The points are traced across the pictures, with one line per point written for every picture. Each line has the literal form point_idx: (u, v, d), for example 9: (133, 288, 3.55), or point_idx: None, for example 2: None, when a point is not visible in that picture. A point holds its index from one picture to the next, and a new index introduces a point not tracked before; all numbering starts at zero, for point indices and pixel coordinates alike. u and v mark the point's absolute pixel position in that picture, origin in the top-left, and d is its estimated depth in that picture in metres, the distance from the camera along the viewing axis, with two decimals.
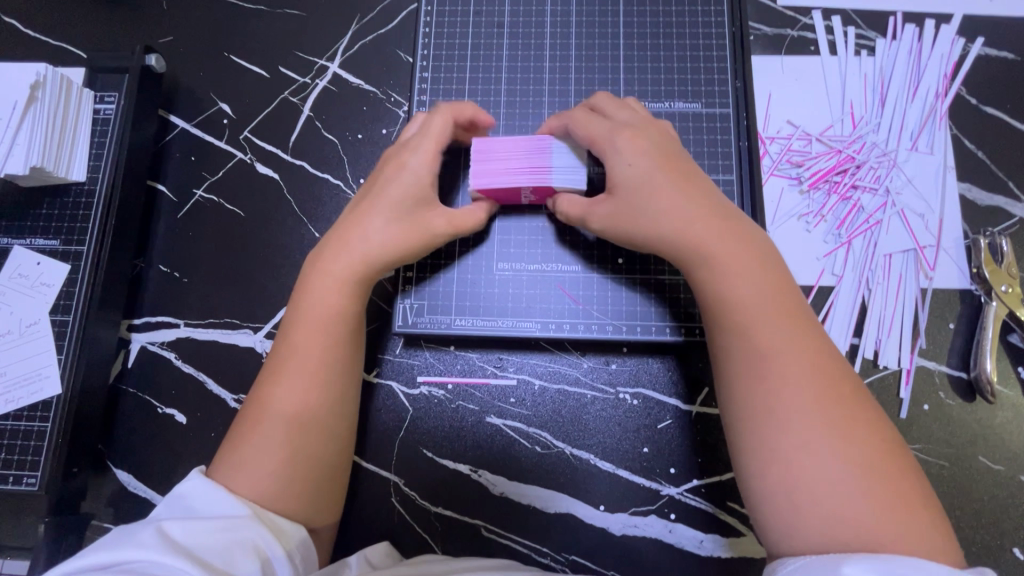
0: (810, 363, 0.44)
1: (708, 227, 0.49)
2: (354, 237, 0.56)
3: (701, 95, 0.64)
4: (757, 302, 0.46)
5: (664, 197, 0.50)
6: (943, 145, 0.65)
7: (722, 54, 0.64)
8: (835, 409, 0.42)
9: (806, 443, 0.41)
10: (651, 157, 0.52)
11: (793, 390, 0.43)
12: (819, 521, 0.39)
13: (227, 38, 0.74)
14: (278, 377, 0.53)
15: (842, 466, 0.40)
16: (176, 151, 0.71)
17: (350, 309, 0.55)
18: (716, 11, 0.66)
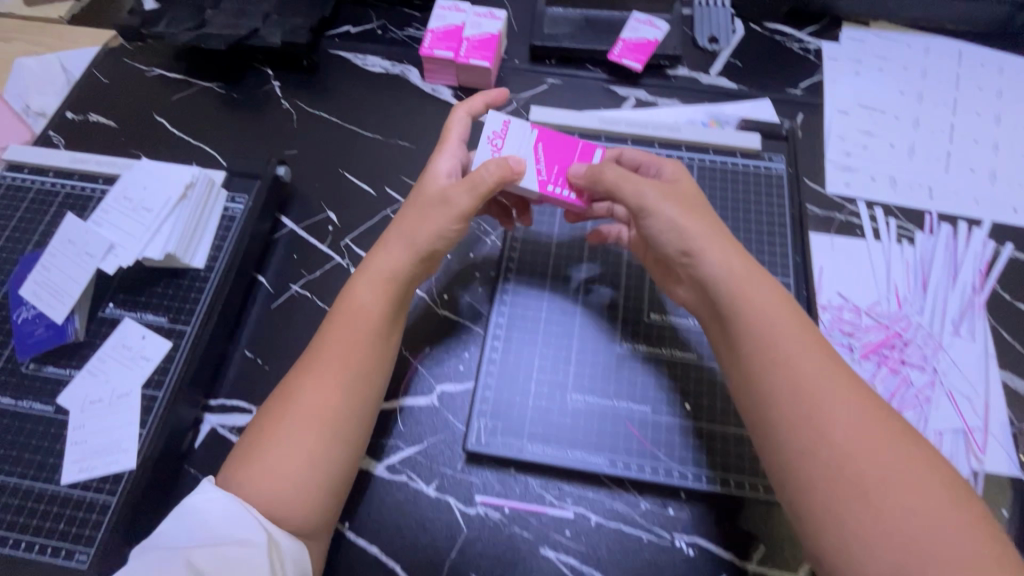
0: (862, 417, 0.49)
1: (760, 287, 0.56)
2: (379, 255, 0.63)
3: (764, 263, 0.71)
4: (823, 365, 0.51)
5: (721, 257, 0.57)
6: (983, 334, 0.71)
7: (782, 228, 0.73)
8: (907, 463, 0.47)
9: (878, 478, 0.46)
10: (730, 255, 0.58)
11: (864, 443, 0.48)
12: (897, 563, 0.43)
13: (344, 158, 0.86)
14: (309, 376, 0.58)
15: (912, 526, 0.44)
16: (281, 248, 0.79)
17: (377, 311, 0.61)
18: (778, 192, 0.75)
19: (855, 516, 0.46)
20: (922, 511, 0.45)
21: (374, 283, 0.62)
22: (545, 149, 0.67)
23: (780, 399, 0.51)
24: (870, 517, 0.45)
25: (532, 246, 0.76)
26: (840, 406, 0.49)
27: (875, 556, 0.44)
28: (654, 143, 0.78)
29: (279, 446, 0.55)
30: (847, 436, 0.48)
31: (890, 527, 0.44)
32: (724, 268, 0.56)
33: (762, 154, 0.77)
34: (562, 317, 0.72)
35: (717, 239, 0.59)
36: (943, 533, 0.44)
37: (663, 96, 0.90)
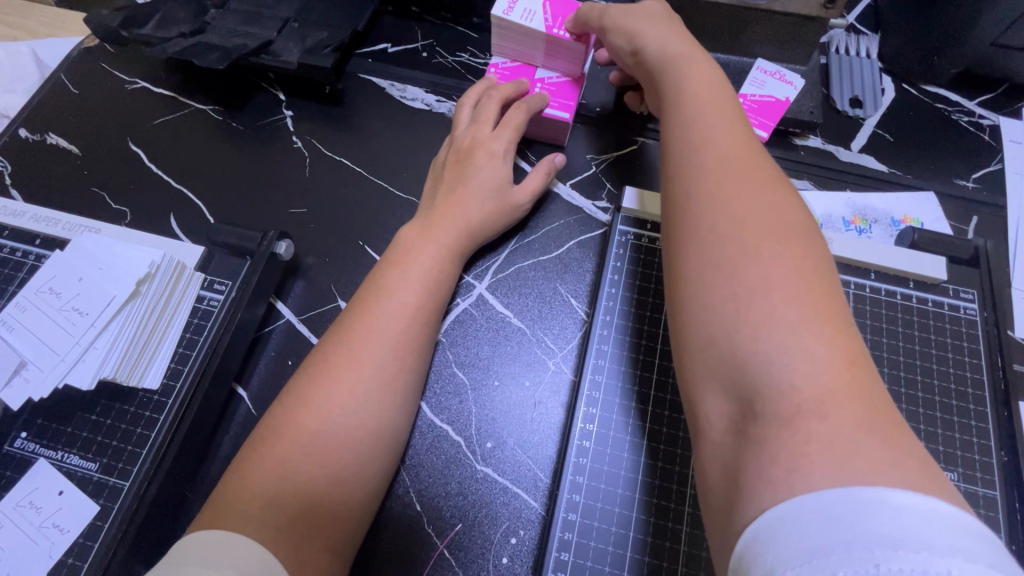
0: (775, 244, 0.37)
1: (710, 98, 0.49)
2: (427, 244, 0.57)
3: (956, 461, 0.48)
4: (753, 189, 0.41)
5: (683, 72, 0.52)
6: None
7: (982, 406, 0.50)
8: (793, 294, 0.34)
9: (766, 314, 0.34)
10: (692, 53, 0.53)
11: (748, 247, 0.37)
12: (790, 362, 0.32)
13: (365, 224, 0.65)
14: (373, 315, 0.52)
15: (739, 348, 0.34)
16: (272, 348, 0.58)
17: (447, 263, 0.57)
18: (971, 348, 0.53)
19: (709, 281, 0.38)
20: (782, 338, 0.33)
21: (424, 268, 0.55)
22: (554, 7, 0.63)
23: (682, 221, 0.42)
24: (709, 325, 0.36)
25: (622, 388, 0.54)
26: (753, 241, 0.37)
27: (709, 385, 0.36)
28: None
29: (322, 404, 0.47)
30: (736, 233, 0.38)
31: (733, 355, 0.34)
32: (674, 85, 0.51)
33: (944, 286, 0.55)
34: (664, 509, 0.49)
35: (699, 63, 0.52)
36: (791, 379, 0.32)
37: (790, 172, 0.68)
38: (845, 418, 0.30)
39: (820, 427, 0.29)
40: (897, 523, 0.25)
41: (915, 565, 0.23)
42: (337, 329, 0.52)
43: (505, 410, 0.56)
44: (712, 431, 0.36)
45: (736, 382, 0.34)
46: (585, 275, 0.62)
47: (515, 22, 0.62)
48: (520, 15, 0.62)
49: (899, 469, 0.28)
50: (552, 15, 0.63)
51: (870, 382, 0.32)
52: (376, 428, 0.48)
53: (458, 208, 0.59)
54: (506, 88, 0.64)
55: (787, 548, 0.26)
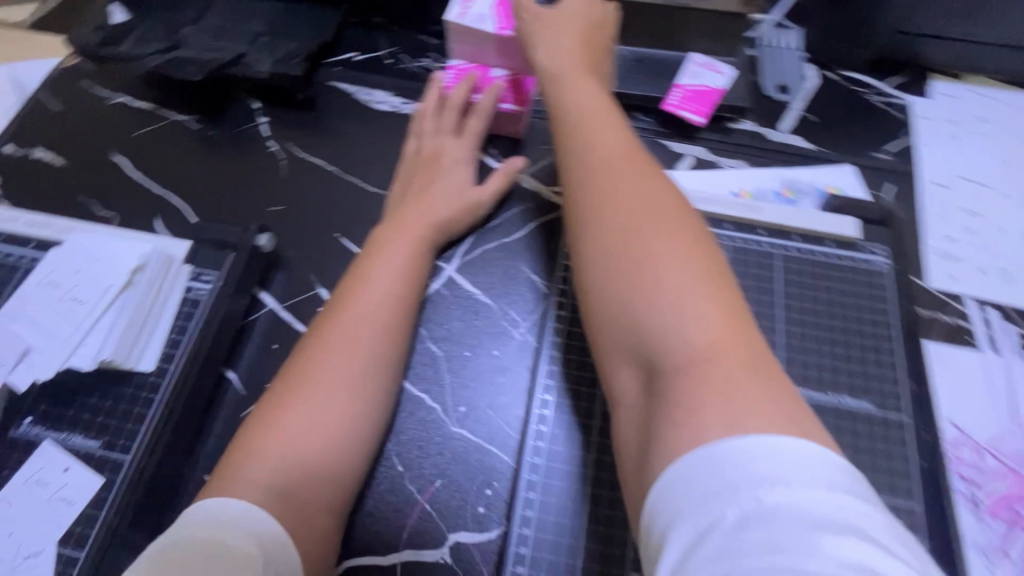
0: (666, 230, 0.44)
1: (596, 112, 0.56)
2: (393, 242, 0.62)
3: (871, 392, 0.55)
4: (641, 185, 0.48)
5: (576, 89, 0.59)
6: None
7: (893, 344, 0.57)
8: (682, 270, 0.41)
9: (663, 288, 0.40)
10: (580, 71, 0.61)
11: (640, 235, 0.44)
12: (681, 326, 0.39)
13: (340, 218, 0.70)
14: (353, 299, 0.57)
15: (644, 323, 0.40)
16: (258, 334, 0.63)
17: (421, 248, 0.63)
18: (883, 295, 0.60)
19: (614, 270, 0.44)
20: (677, 306, 0.39)
21: (392, 264, 0.60)
22: (504, 11, 0.70)
23: (589, 219, 0.48)
24: (621, 311, 0.43)
25: (578, 348, 0.61)
26: (650, 229, 0.44)
27: (629, 360, 0.42)
28: (727, 223, 0.63)
29: (314, 379, 0.52)
30: (632, 225, 0.45)
31: (641, 327, 0.41)
32: (571, 98, 0.58)
33: (859, 243, 0.62)
34: (617, 451, 0.56)
35: (580, 76, 0.60)
36: (684, 341, 0.38)
37: (726, 154, 0.75)
38: (729, 361, 0.37)
39: (713, 375, 0.36)
40: (771, 464, 0.31)
41: (788, 497, 0.29)
42: (314, 328, 0.57)
43: (476, 377, 0.61)
44: (635, 394, 0.42)
45: (646, 353, 0.40)
46: (544, 252, 0.68)
47: (469, 26, 0.68)
48: (474, 20, 0.69)
49: (766, 396, 0.35)
50: (503, 18, 0.69)
51: (744, 330, 0.39)
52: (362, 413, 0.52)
53: (423, 210, 0.65)
54: (459, 95, 0.71)
55: (692, 498, 0.32)
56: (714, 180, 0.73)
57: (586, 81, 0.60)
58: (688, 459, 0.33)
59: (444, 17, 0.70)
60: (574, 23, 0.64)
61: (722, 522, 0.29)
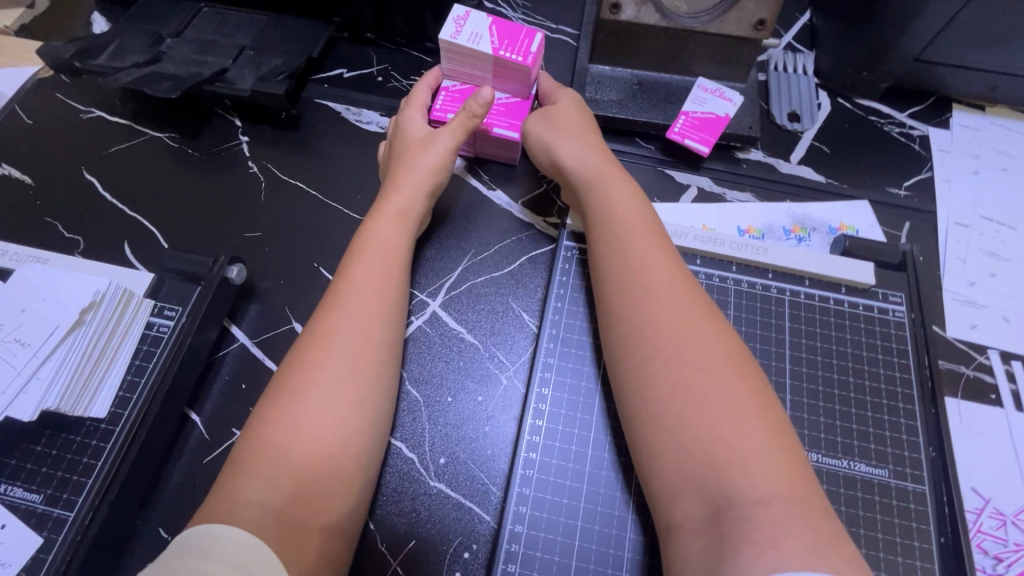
0: (719, 362, 0.42)
1: (630, 211, 0.53)
2: (372, 257, 0.55)
3: (888, 458, 0.50)
4: (690, 305, 0.45)
5: (606, 181, 0.56)
6: None
7: (910, 404, 0.53)
8: (734, 399, 0.40)
9: (725, 434, 0.38)
10: (608, 162, 0.59)
11: (701, 357, 0.42)
12: (747, 476, 0.36)
13: (320, 246, 0.66)
14: (337, 320, 0.50)
15: (708, 454, 0.38)
16: (226, 372, 0.58)
17: (400, 257, 0.57)
18: (899, 349, 0.55)
19: (669, 407, 0.41)
20: (735, 441, 0.38)
21: (374, 283, 0.53)
22: (501, 30, 0.66)
23: (633, 343, 0.45)
24: (673, 437, 0.40)
25: (569, 399, 0.56)
26: (703, 365, 0.42)
27: (679, 485, 0.39)
28: (732, 265, 0.59)
29: (297, 413, 0.45)
30: (685, 356, 0.42)
31: (703, 471, 0.38)
32: (601, 186, 0.56)
33: (874, 290, 0.58)
34: (608, 517, 0.51)
35: (610, 165, 0.58)
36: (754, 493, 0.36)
37: (732, 186, 0.71)
38: (792, 510, 0.35)
39: (781, 526, 0.34)
40: None
41: None
42: (282, 370, 0.49)
43: (459, 426, 0.57)
44: (685, 522, 0.38)
45: (702, 483, 0.38)
46: (535, 289, 0.64)
47: (462, 45, 0.64)
48: (467, 39, 0.65)
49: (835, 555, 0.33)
50: (498, 37, 0.65)
51: (802, 475, 0.37)
52: (357, 453, 0.47)
53: (400, 229, 0.59)
54: (411, 113, 0.67)
55: None
56: (719, 213, 0.69)
57: (611, 169, 0.58)
58: None
59: (439, 37, 0.66)
60: (587, 115, 0.64)
61: None
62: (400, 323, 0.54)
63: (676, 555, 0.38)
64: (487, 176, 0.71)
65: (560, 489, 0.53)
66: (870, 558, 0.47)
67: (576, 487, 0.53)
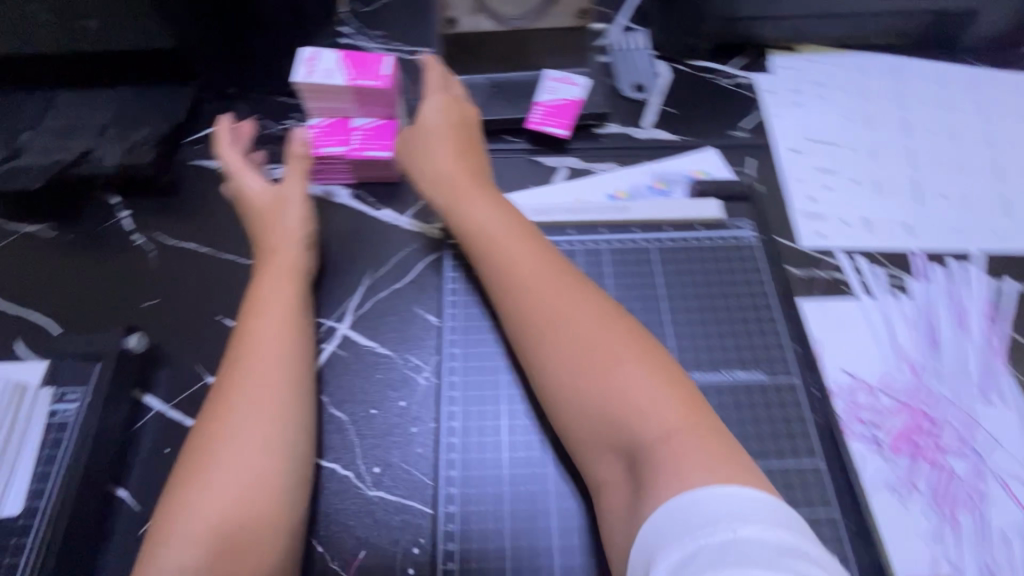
0: (613, 335, 0.49)
1: (509, 221, 0.60)
2: (266, 308, 0.58)
3: (761, 362, 0.57)
4: (576, 293, 0.53)
5: (482, 195, 0.63)
6: (1015, 394, 0.60)
7: (771, 312, 0.60)
8: (628, 360, 0.48)
9: (628, 392, 0.46)
10: (481, 178, 0.66)
11: (592, 336, 0.49)
12: (650, 421, 0.44)
13: (223, 299, 0.67)
14: (237, 374, 0.53)
15: (616, 410, 0.46)
16: (147, 442, 0.58)
17: (295, 300, 0.59)
18: (755, 267, 0.62)
19: (575, 386, 0.49)
20: (635, 397, 0.45)
21: (272, 332, 0.56)
22: (350, 61, 0.69)
23: (538, 338, 0.52)
24: (587, 409, 0.47)
25: (477, 383, 0.61)
26: (596, 336, 0.49)
27: (599, 446, 0.47)
28: (602, 228, 0.65)
29: (210, 470, 0.48)
30: (579, 337, 0.50)
31: (618, 428, 0.45)
32: (479, 198, 0.63)
33: (725, 222, 0.65)
34: (530, 477, 0.57)
35: (483, 179, 0.65)
36: (658, 435, 0.43)
37: (596, 159, 0.78)
38: (689, 436, 0.42)
39: (681, 452, 0.41)
40: (718, 509, 0.36)
41: (730, 524, 0.35)
42: (195, 431, 0.51)
43: (387, 434, 0.59)
44: (612, 476, 0.46)
45: (617, 438, 0.45)
46: (434, 291, 0.67)
47: (316, 84, 0.68)
48: (321, 77, 0.68)
49: (722, 465, 0.40)
50: (349, 68, 0.69)
51: (695, 409, 0.45)
52: (275, 487, 0.48)
53: (289, 277, 0.61)
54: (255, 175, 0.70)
55: (668, 544, 0.36)
56: (590, 186, 0.75)
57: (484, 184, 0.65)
58: (672, 520, 0.37)
59: (293, 80, 0.69)
60: (457, 127, 0.69)
61: (697, 553, 0.34)
62: (307, 364, 0.56)
63: (607, 501, 0.46)
64: (371, 198, 0.74)
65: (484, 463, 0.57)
66: (761, 451, 0.53)
67: (502, 459, 0.58)
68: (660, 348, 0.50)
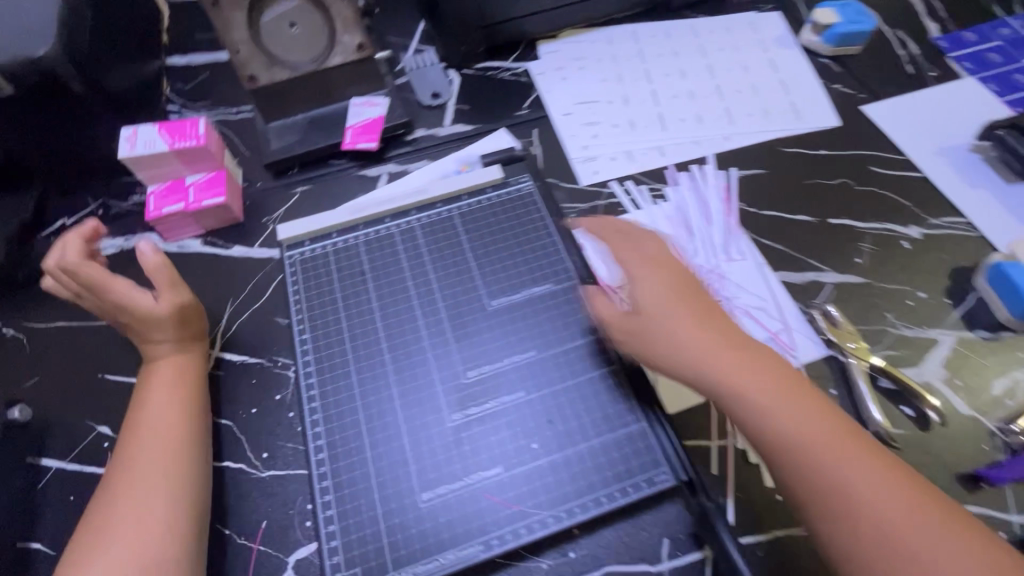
0: (821, 423, 0.52)
1: (664, 301, 0.59)
2: (153, 398, 0.66)
3: (549, 276, 0.71)
4: (700, 328, 0.58)
5: (662, 305, 0.59)
6: (749, 249, 0.79)
7: (551, 237, 0.75)
8: (823, 428, 0.52)
9: (868, 481, 0.49)
10: (667, 284, 0.60)
11: (734, 373, 0.54)
12: (880, 511, 0.48)
13: (100, 359, 0.75)
14: (140, 427, 0.64)
15: (719, 387, 0.55)
16: (51, 496, 0.65)
17: (184, 360, 0.69)
18: (535, 208, 0.78)
19: (779, 419, 0.52)
20: (853, 473, 0.50)
21: (164, 399, 0.66)
22: (168, 130, 0.80)
23: (710, 373, 0.55)
24: (823, 484, 0.50)
25: (325, 349, 0.67)
26: (789, 415, 0.52)
27: (855, 556, 0.48)
28: (410, 210, 0.78)
29: (119, 506, 0.59)
30: (761, 400, 0.53)
31: (834, 513, 0.49)
32: (648, 289, 0.60)
33: (508, 180, 0.80)
34: (382, 409, 0.63)
35: (618, 240, 0.66)
36: (858, 483, 0.49)
37: (411, 160, 0.92)
38: (904, 506, 0.49)
39: (935, 545, 0.47)
40: None
41: None
42: (105, 481, 0.62)
43: (267, 424, 0.68)
44: (839, 551, 0.49)
45: (847, 522, 0.49)
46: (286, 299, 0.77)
47: (140, 154, 0.78)
48: (144, 148, 0.78)
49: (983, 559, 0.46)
50: (169, 136, 0.80)
51: (900, 474, 0.51)
52: (171, 512, 0.59)
53: (175, 367, 0.68)
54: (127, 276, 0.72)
55: None
56: (407, 182, 0.88)
57: (686, 286, 0.61)
58: None
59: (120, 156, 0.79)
60: (620, 224, 0.68)
61: None
62: (197, 436, 0.64)
63: (831, 544, 0.49)
64: (221, 241, 0.84)
65: (342, 413, 0.63)
66: (560, 339, 0.67)
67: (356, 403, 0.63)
68: (826, 399, 0.55)
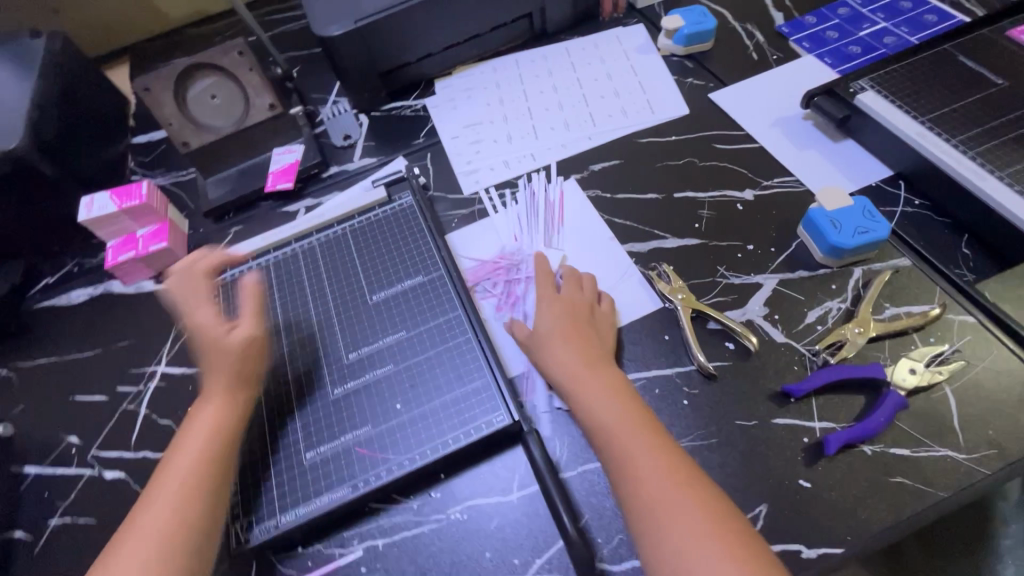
0: (649, 447, 0.62)
1: (551, 322, 0.75)
2: (192, 431, 0.68)
3: (421, 270, 0.85)
4: (566, 345, 0.72)
5: (561, 341, 0.73)
6: (601, 228, 0.91)
7: (425, 238, 0.88)
8: (644, 443, 0.62)
9: (665, 478, 0.60)
10: (564, 330, 0.74)
11: (578, 379, 0.69)
12: (668, 515, 0.57)
13: (71, 385, 0.91)
14: (172, 459, 0.66)
15: (570, 382, 0.69)
16: (31, 494, 0.81)
17: (236, 395, 0.71)
18: (413, 216, 0.92)
19: (607, 417, 0.66)
20: (644, 469, 0.61)
21: (194, 435, 0.68)
22: (117, 193, 0.98)
23: (563, 381, 0.70)
24: (635, 473, 0.61)
25: None
26: (650, 465, 0.61)
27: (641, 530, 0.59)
28: (312, 231, 0.93)
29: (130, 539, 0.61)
30: (601, 409, 0.66)
31: (636, 498, 0.60)
32: (542, 324, 0.75)
33: (393, 198, 0.95)
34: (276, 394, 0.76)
35: (551, 299, 0.78)
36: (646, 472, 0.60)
37: (325, 194, 1.09)
38: (700, 516, 0.57)
39: (710, 546, 0.55)
40: None
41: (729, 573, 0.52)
42: (140, 502, 0.65)
43: None
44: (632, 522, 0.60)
45: (638, 506, 0.59)
46: None
47: (95, 215, 0.95)
48: (98, 210, 0.96)
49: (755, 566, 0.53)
50: (117, 197, 0.97)
51: (724, 526, 0.56)
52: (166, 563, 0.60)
53: (221, 407, 0.70)
54: (207, 309, 0.78)
55: None
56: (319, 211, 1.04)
57: (577, 325, 0.75)
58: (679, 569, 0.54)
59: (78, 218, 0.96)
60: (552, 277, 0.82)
61: None
62: (221, 482, 0.65)
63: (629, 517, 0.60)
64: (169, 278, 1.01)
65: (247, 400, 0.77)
66: (425, 319, 0.79)
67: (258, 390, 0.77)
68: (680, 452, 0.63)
